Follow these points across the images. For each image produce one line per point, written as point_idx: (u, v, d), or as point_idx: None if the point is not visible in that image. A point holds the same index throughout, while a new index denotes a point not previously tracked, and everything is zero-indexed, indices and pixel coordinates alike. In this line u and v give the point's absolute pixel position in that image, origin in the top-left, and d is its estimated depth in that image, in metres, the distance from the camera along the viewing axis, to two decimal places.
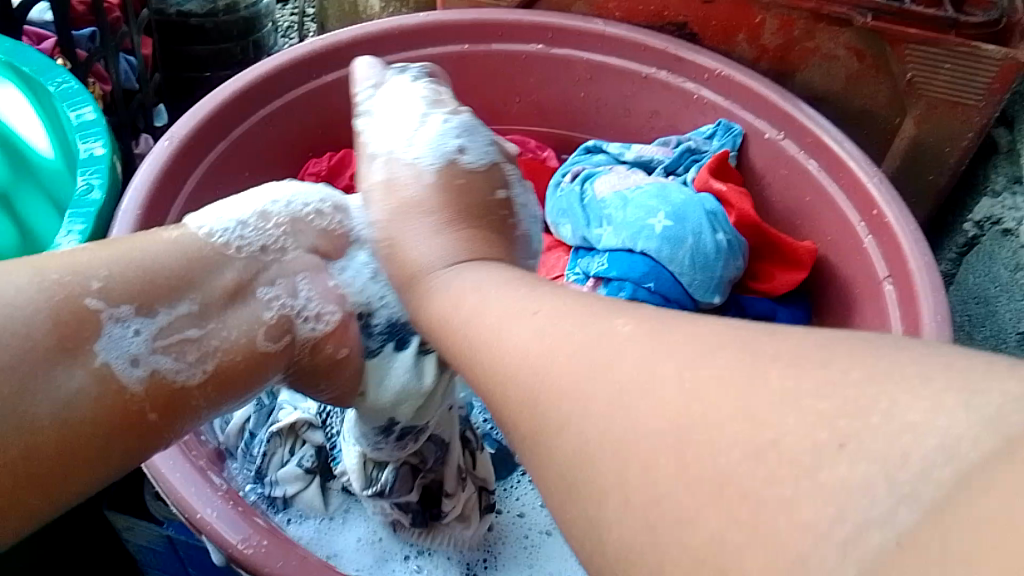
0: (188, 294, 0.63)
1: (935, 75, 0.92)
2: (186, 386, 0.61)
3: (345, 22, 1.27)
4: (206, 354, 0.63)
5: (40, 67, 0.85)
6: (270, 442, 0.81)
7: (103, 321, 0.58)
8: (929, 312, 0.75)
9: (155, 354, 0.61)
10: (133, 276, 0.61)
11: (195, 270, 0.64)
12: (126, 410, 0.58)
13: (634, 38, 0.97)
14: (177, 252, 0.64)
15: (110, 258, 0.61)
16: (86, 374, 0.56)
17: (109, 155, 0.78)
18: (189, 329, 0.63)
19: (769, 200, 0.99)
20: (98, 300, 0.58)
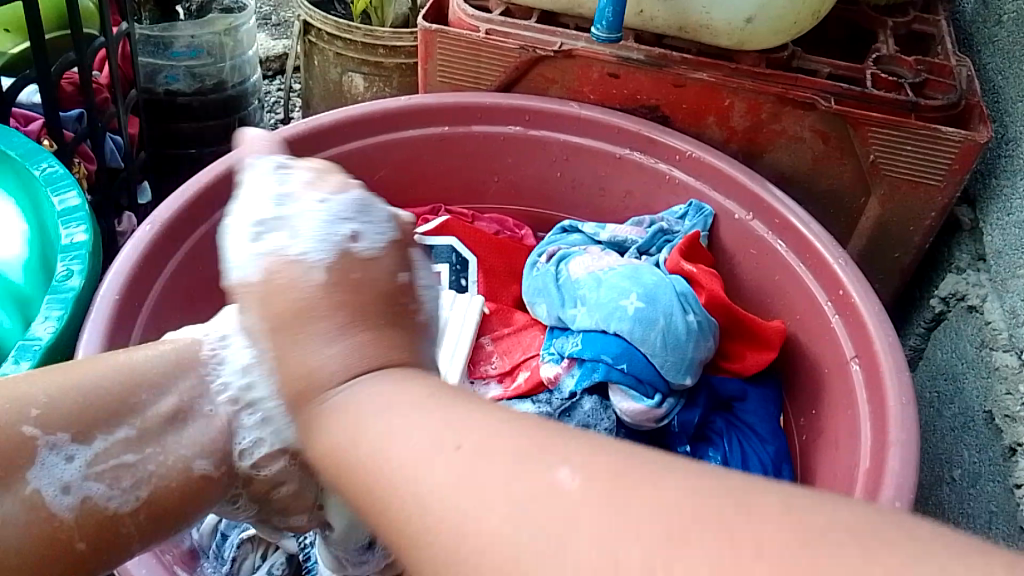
0: (126, 419, 0.60)
1: (897, 156, 0.95)
2: (118, 515, 0.57)
3: (329, 100, 1.41)
4: (140, 480, 0.58)
5: (25, 152, 0.83)
6: (240, 547, 0.74)
7: (38, 449, 0.56)
8: (894, 395, 0.72)
9: (87, 481, 0.57)
10: (69, 402, 0.58)
11: (139, 389, 0.61)
12: (54, 540, 0.54)
13: (608, 121, 1.00)
14: (113, 379, 0.61)
15: (47, 384, 0.58)
16: (18, 505, 0.54)
17: (91, 242, 0.76)
18: (126, 454, 0.59)
19: (740, 277, 0.97)
20: (35, 426, 0.56)
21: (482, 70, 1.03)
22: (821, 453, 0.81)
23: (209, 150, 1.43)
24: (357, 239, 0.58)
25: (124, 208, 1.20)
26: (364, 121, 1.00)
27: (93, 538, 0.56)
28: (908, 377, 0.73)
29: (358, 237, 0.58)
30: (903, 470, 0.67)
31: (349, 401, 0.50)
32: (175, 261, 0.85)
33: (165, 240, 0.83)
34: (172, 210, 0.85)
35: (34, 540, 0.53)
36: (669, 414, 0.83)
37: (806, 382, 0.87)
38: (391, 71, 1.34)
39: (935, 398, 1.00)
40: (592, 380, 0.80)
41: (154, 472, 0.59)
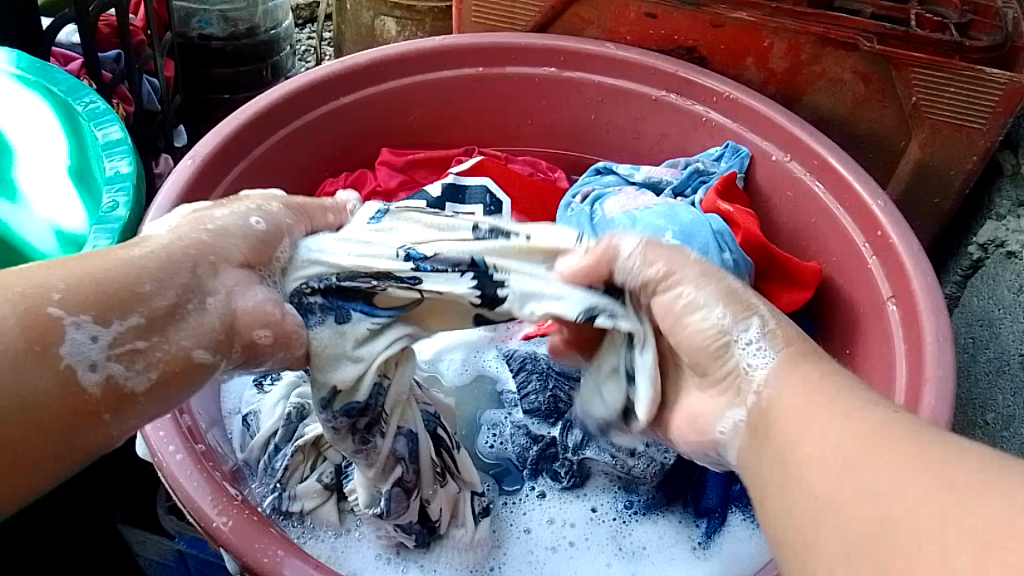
0: (136, 306, 0.51)
1: (940, 98, 0.93)
2: (133, 396, 0.51)
3: (361, 45, 1.41)
4: (152, 362, 0.51)
5: (69, 88, 0.84)
6: (290, 458, 0.74)
7: (65, 328, 0.48)
8: (931, 333, 0.72)
9: (111, 362, 0.50)
10: (88, 289, 0.50)
11: (147, 278, 0.52)
12: (78, 411, 0.49)
13: (644, 61, 0.99)
14: (129, 264, 0.53)
15: (64, 271, 0.50)
16: (50, 377, 0.47)
17: (135, 174, 0.77)
18: (138, 339, 0.51)
19: (775, 220, 0.97)
20: (61, 307, 0.48)
21: (517, 9, 1.02)
22: None
23: (243, 95, 1.43)
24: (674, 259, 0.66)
25: (161, 150, 1.21)
26: (399, 61, 1.00)
27: (117, 410, 0.50)
28: (945, 316, 0.73)
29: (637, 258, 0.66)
30: (937, 405, 0.67)
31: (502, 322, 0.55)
32: (214, 196, 0.86)
33: (203, 176, 0.85)
34: (211, 147, 0.86)
35: (57, 410, 0.48)
36: None
37: (841, 323, 0.87)
38: (424, 15, 1.33)
39: (969, 344, 0.99)
40: None
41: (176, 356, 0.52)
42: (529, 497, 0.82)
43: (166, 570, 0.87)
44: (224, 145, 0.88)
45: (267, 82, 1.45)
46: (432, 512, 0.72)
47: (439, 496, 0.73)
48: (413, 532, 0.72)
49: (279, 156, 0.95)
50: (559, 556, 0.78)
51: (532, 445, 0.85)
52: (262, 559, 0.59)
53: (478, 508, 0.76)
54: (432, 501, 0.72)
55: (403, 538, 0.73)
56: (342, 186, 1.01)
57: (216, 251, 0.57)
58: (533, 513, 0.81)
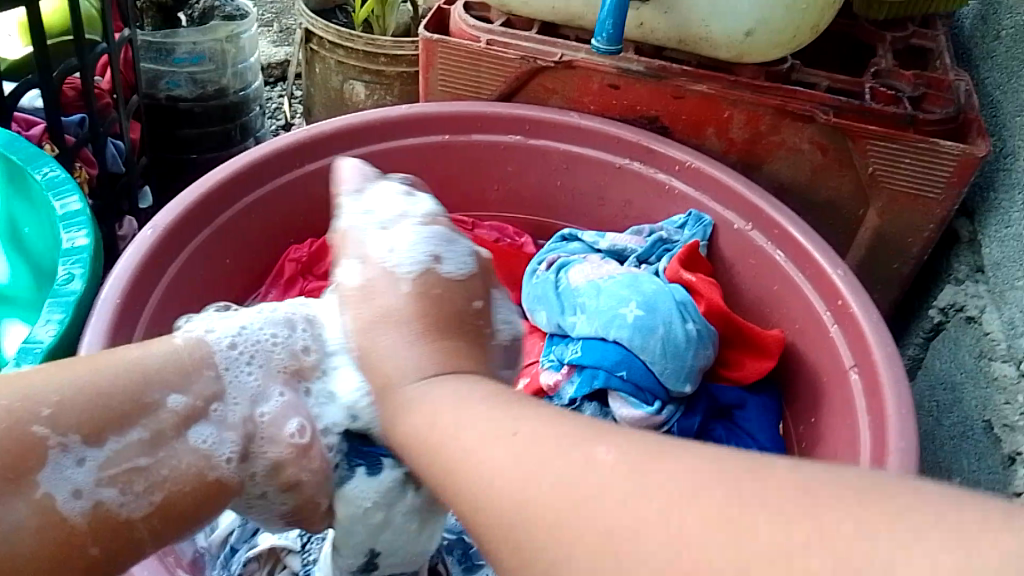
0: (140, 420, 0.59)
1: (896, 169, 0.96)
2: (130, 519, 0.58)
3: (330, 107, 1.42)
4: (154, 485, 0.59)
5: (26, 156, 0.83)
6: (245, 565, 0.74)
7: (50, 451, 0.55)
8: (893, 403, 0.73)
9: (101, 487, 0.57)
10: (81, 405, 0.57)
11: (151, 388, 0.60)
12: (66, 544, 0.55)
13: (607, 131, 1.00)
14: (129, 380, 0.60)
15: (63, 383, 0.57)
16: (30, 506, 0.54)
17: (92, 246, 0.76)
18: (139, 457, 0.59)
19: (739, 287, 0.98)
20: (46, 426, 0.55)
21: (483, 79, 1.04)
22: (820, 461, 0.81)
23: (211, 156, 1.43)
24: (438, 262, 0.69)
25: (125, 213, 1.20)
26: (365, 129, 1.00)
27: (106, 541, 0.57)
28: (906, 386, 0.73)
29: (440, 261, 0.69)
30: (900, 479, 0.67)
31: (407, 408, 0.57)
32: (175, 264, 0.85)
33: (164, 245, 0.83)
34: (173, 216, 0.84)
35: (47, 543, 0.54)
36: (669, 421, 0.83)
37: (805, 390, 0.87)
38: (392, 79, 1.35)
39: (933, 408, 1.00)
40: (591, 387, 0.80)
41: (168, 480, 0.59)
42: None
43: None
44: (187, 213, 0.86)
45: (236, 143, 1.45)
46: None
47: None
48: None
49: (242, 223, 0.94)
50: None
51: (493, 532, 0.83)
52: None
53: None
54: None
55: None
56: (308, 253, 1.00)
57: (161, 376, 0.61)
58: None
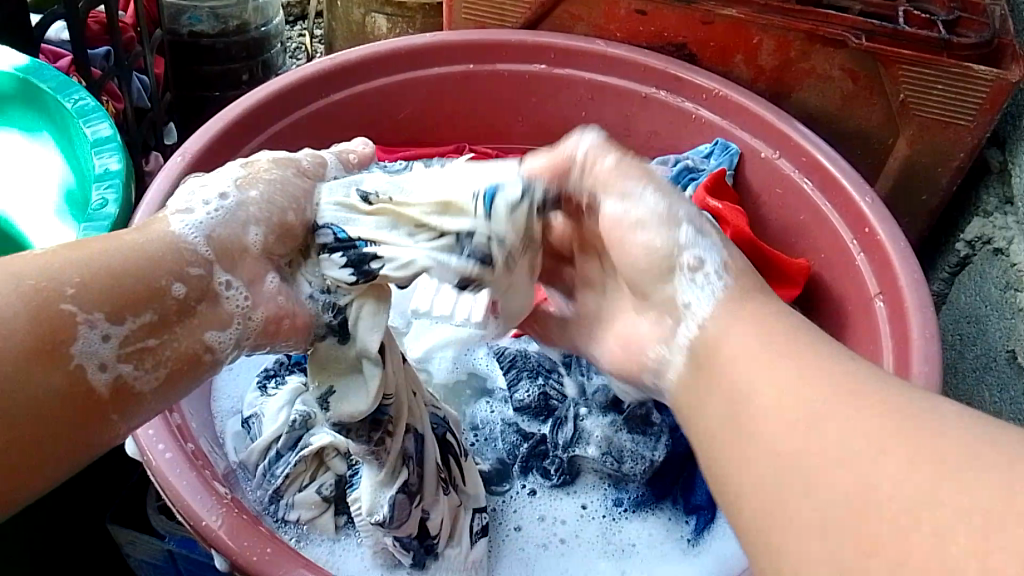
0: (149, 305, 0.51)
1: (928, 96, 0.94)
2: (142, 393, 0.51)
3: (352, 42, 1.41)
4: (163, 362, 0.52)
5: (58, 84, 0.84)
6: (293, 467, 0.74)
7: (79, 327, 0.48)
8: (918, 329, 0.73)
9: (120, 363, 0.50)
10: (103, 281, 0.49)
11: (162, 271, 0.52)
12: (84, 409, 0.49)
13: (633, 59, 0.99)
14: (150, 261, 0.52)
15: (80, 263, 0.49)
16: (62, 380, 0.48)
17: (124, 172, 0.77)
18: (150, 338, 0.51)
19: (765, 217, 0.97)
20: (73, 303, 0.48)
21: (507, 7, 1.03)
22: None
23: (234, 92, 1.43)
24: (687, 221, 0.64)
25: (151, 148, 1.21)
26: (388, 59, 1.00)
27: (124, 409, 0.51)
28: (932, 313, 0.73)
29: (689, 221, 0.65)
30: None
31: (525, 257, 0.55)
32: None
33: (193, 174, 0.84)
34: (200, 144, 0.85)
35: (62, 404, 0.48)
36: None
37: (830, 319, 0.87)
38: (414, 12, 1.33)
39: (957, 340, 1.00)
40: None
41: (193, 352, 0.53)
42: (520, 494, 0.82)
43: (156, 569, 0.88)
44: (214, 142, 0.87)
45: (258, 79, 1.44)
46: (432, 529, 0.71)
47: (443, 510, 0.71)
48: (410, 549, 0.71)
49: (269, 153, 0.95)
50: (550, 554, 0.78)
51: (523, 442, 0.85)
52: (249, 557, 0.59)
53: (477, 528, 0.76)
54: (432, 516, 0.70)
55: (400, 554, 0.71)
56: None
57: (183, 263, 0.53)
58: (524, 510, 0.81)
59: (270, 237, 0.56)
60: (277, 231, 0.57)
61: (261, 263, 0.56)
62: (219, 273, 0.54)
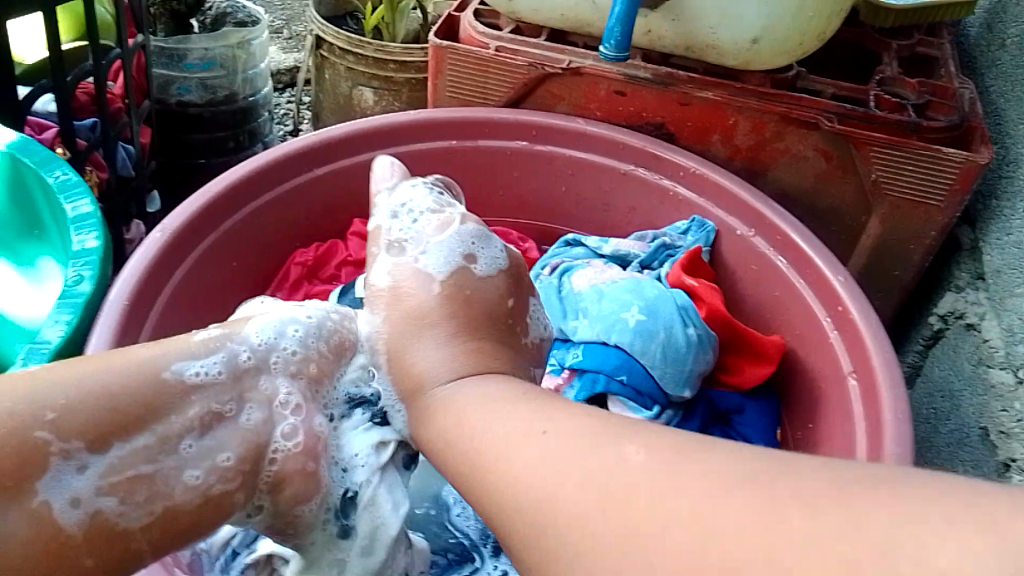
0: (150, 426, 0.56)
1: (899, 176, 0.96)
2: (127, 531, 0.54)
3: (338, 113, 1.43)
4: (155, 496, 0.55)
5: (40, 159, 0.84)
6: (243, 571, 0.73)
7: (52, 459, 0.51)
8: (890, 410, 0.73)
9: (99, 497, 0.53)
10: (83, 412, 0.53)
11: (149, 406, 0.56)
12: (57, 559, 0.50)
13: (612, 136, 1.01)
14: (142, 379, 0.57)
15: (66, 384, 0.53)
16: (21, 518, 0.49)
17: (102, 249, 0.77)
18: (142, 465, 0.55)
19: (741, 294, 0.98)
20: (50, 433, 0.51)
21: (490, 86, 1.05)
22: (818, 467, 0.82)
23: (220, 160, 1.44)
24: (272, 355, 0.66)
25: (134, 216, 1.22)
26: (374, 134, 1.02)
27: (102, 553, 0.53)
28: (904, 393, 0.74)
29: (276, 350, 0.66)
30: None
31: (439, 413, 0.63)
32: (184, 266, 0.86)
33: (173, 247, 0.85)
34: (181, 219, 0.86)
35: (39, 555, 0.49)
36: (667, 425, 0.83)
37: (805, 396, 0.88)
38: (400, 85, 1.36)
39: (931, 415, 1.00)
40: (592, 392, 0.81)
41: (172, 490, 0.56)
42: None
43: None
44: (197, 215, 0.88)
45: (244, 147, 1.46)
46: None
47: None
48: None
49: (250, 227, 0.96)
50: None
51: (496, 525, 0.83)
52: None
53: None
54: None
55: None
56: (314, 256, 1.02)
57: (150, 398, 0.56)
58: None
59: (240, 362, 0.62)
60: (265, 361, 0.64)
61: (214, 388, 0.60)
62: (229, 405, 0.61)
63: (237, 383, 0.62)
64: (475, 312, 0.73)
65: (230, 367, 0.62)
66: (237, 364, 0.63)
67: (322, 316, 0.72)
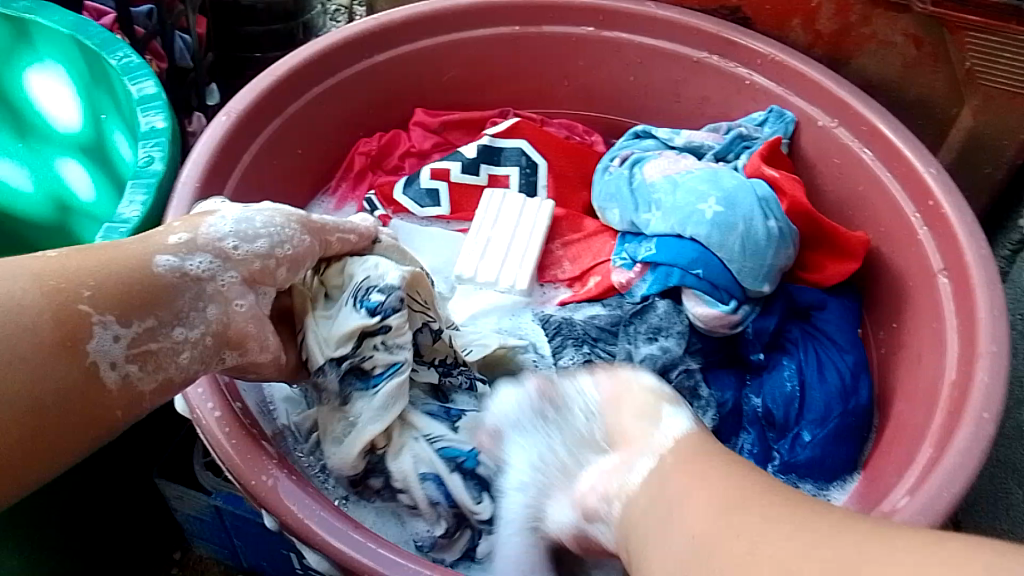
0: (155, 312, 0.52)
1: (994, 63, 0.88)
2: (140, 397, 0.51)
3: (394, 3, 1.38)
4: (162, 372, 0.52)
5: (102, 42, 0.83)
6: None
7: (94, 328, 0.48)
8: (984, 307, 0.70)
9: (128, 362, 0.50)
10: (114, 285, 0.50)
11: (163, 282, 0.53)
12: (98, 410, 0.49)
13: (685, 21, 0.96)
14: (141, 276, 0.52)
15: (93, 267, 0.50)
16: (77, 373, 0.47)
17: (170, 130, 0.76)
18: (151, 341, 0.51)
19: (822, 189, 0.94)
20: (90, 304, 0.48)
21: None
22: (902, 366, 0.79)
23: (274, 54, 1.42)
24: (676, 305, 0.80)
25: (193, 109, 1.20)
26: (435, 19, 0.97)
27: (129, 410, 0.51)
28: (1000, 289, 0.70)
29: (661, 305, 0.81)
30: (990, 381, 0.65)
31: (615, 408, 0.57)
32: (248, 154, 0.85)
33: (237, 133, 0.83)
34: (245, 104, 0.84)
35: (81, 409, 0.48)
36: (744, 321, 0.81)
37: (888, 294, 0.84)
38: None
39: None
40: (665, 284, 0.81)
41: (171, 366, 0.53)
42: None
43: (202, 526, 0.88)
44: (260, 101, 0.86)
45: (298, 41, 1.43)
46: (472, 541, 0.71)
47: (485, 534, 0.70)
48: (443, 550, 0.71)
49: (312, 116, 0.94)
50: None
51: None
52: (305, 520, 0.59)
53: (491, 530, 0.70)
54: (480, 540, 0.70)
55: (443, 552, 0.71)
56: (378, 144, 1.00)
57: (156, 298, 0.52)
58: None
59: (248, 258, 0.58)
60: (258, 253, 0.59)
61: (213, 294, 0.56)
62: (215, 282, 0.56)
63: (209, 293, 0.55)
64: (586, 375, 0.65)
65: (215, 256, 0.56)
66: (213, 273, 0.56)
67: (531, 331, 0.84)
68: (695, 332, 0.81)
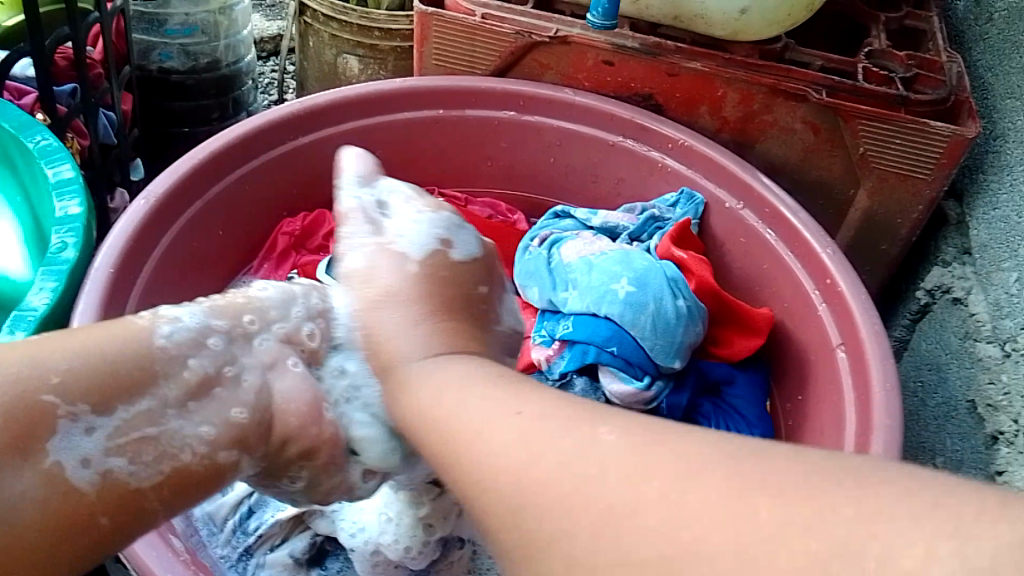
0: (149, 389, 0.57)
1: (886, 149, 0.96)
2: (140, 489, 0.55)
3: (324, 81, 1.41)
4: (163, 454, 0.56)
5: (19, 125, 0.83)
6: (269, 526, 0.75)
7: (60, 421, 0.53)
8: (878, 381, 0.74)
9: (109, 456, 0.54)
10: (88, 376, 0.54)
11: (142, 368, 0.57)
12: (76, 515, 0.52)
13: (600, 108, 1.00)
14: (131, 353, 0.57)
15: (72, 351, 0.55)
16: (37, 475, 0.51)
17: (85, 216, 0.76)
18: (146, 427, 0.56)
19: (730, 266, 0.98)
20: (57, 395, 0.53)
21: (478, 54, 1.04)
22: (807, 438, 0.82)
23: (202, 129, 1.42)
24: (451, 247, 0.72)
25: (116, 185, 1.20)
26: (358, 103, 1.00)
27: (116, 513, 0.54)
28: (892, 364, 0.74)
29: (451, 245, 0.72)
30: (884, 455, 0.68)
31: (409, 387, 0.59)
32: (168, 237, 0.85)
33: (156, 217, 0.83)
34: (166, 186, 0.84)
35: (55, 511, 0.51)
36: (658, 396, 0.84)
37: (793, 368, 0.88)
38: (387, 54, 1.34)
39: (919, 388, 1.01)
40: (582, 362, 0.81)
41: (179, 451, 0.57)
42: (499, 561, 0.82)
43: None
44: (181, 184, 0.86)
45: (228, 116, 1.44)
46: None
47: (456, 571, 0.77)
48: None
49: (234, 197, 0.94)
50: None
51: None
52: None
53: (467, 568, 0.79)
54: None
55: None
56: (301, 226, 1.01)
57: (149, 372, 0.57)
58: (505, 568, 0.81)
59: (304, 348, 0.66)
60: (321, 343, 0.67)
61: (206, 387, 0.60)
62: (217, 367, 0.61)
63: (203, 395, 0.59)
64: (442, 294, 0.66)
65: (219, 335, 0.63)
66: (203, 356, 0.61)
67: (429, 235, 0.72)
68: (613, 411, 0.83)
